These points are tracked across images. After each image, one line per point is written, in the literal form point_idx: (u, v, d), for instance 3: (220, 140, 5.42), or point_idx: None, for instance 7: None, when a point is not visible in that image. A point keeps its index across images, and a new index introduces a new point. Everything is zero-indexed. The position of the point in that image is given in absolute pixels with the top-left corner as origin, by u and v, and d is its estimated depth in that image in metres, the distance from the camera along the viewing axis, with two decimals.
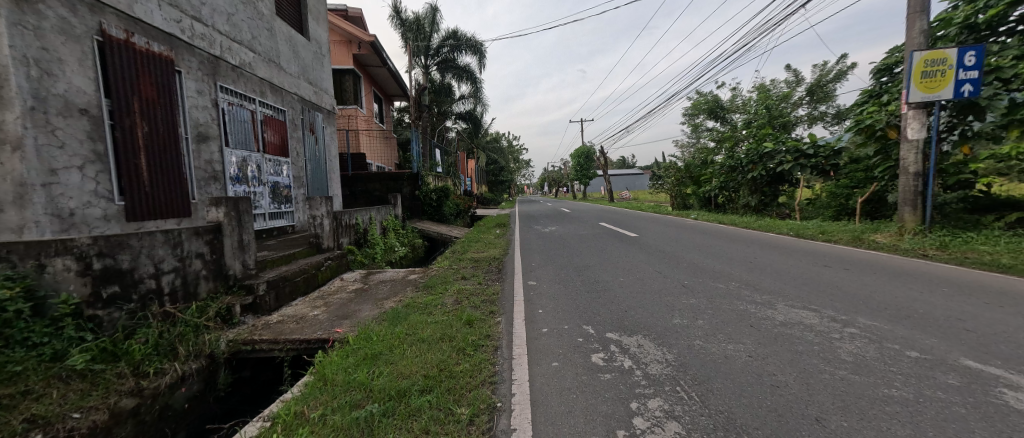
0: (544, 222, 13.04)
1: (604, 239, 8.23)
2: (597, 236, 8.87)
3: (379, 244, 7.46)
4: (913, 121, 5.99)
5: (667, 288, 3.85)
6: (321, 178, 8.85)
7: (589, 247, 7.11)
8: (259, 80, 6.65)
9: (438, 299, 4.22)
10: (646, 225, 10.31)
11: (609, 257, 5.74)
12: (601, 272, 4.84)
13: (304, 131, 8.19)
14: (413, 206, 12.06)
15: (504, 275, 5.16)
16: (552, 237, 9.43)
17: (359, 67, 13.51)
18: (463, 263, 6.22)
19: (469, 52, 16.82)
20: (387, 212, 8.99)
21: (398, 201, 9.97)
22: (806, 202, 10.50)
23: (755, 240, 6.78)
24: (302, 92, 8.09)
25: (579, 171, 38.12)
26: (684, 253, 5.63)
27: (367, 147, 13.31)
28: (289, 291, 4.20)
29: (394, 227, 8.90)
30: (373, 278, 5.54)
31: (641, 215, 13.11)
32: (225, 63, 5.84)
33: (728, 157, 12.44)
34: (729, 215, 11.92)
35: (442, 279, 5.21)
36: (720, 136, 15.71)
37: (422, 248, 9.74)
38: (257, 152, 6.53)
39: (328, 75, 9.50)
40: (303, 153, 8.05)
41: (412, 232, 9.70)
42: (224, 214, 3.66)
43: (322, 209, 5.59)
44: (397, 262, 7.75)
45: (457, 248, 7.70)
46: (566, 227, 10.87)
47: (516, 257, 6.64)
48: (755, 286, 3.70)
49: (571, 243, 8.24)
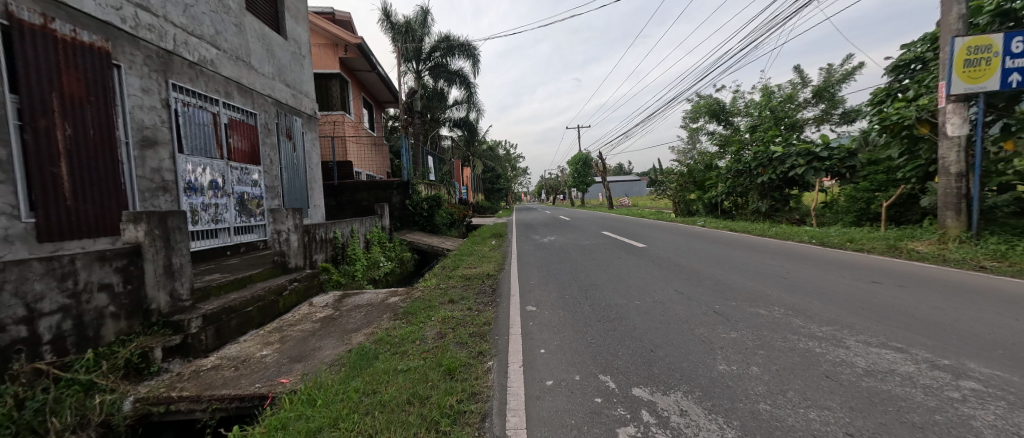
0: (543, 231, 12.32)
1: (609, 250, 7.54)
2: (600, 247, 8.18)
3: (361, 260, 6.72)
4: (953, 116, 5.37)
5: (695, 316, 3.15)
6: (299, 188, 8.13)
7: (593, 260, 6.40)
8: (224, 80, 5.98)
9: (418, 332, 3.47)
10: (652, 234, 9.62)
11: (618, 273, 5.05)
12: (611, 292, 4.14)
13: (280, 137, 7.50)
14: (403, 216, 11.36)
15: (498, 298, 4.43)
16: (552, 249, 8.74)
17: (346, 72, 12.90)
18: (453, 282, 5.48)
19: (462, 56, 16.29)
20: (372, 224, 8.26)
21: (385, 212, 9.25)
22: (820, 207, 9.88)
23: (778, 249, 6.10)
24: (277, 94, 7.42)
25: (579, 178, 37.37)
26: (702, 267, 4.95)
27: (355, 155, 12.64)
28: (236, 325, 3.46)
29: (380, 240, 8.16)
30: (348, 301, 4.79)
31: (645, 223, 12.41)
32: (180, 58, 5.17)
33: (735, 161, 11.85)
34: (738, 221, 11.25)
35: (426, 302, 4.46)
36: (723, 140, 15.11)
37: (412, 262, 8.99)
38: (220, 160, 5.81)
39: (309, 77, 8.86)
40: (278, 160, 7.34)
41: (400, 245, 8.96)
42: (147, 234, 2.90)
43: (289, 223, 4.85)
44: (381, 280, 7.01)
45: (448, 263, 6.98)
46: (566, 237, 10.17)
47: (513, 273, 5.92)
48: (805, 313, 3.01)
49: (573, 254, 7.52)
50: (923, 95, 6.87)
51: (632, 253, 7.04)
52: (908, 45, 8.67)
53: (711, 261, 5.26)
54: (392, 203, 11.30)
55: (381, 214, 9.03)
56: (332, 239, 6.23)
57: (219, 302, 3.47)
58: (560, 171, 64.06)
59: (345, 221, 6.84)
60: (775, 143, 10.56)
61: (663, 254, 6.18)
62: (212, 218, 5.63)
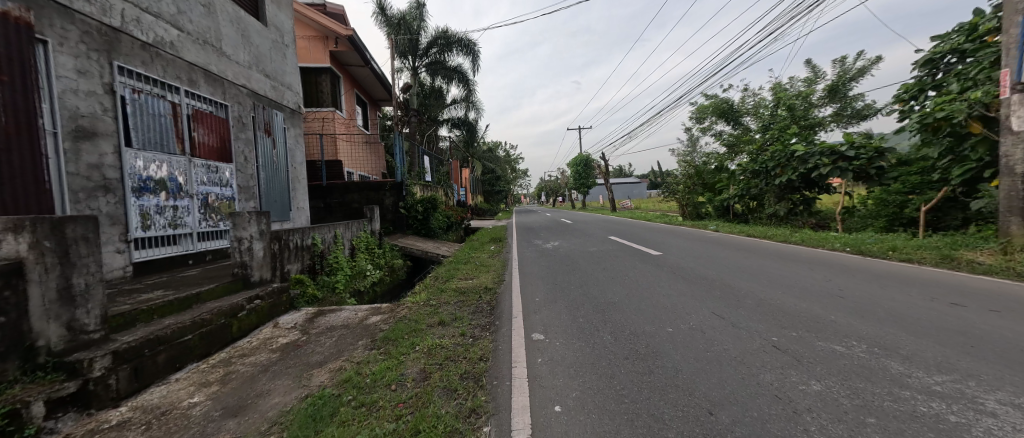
0: (545, 236, 11.60)
1: (620, 257, 6.83)
2: (610, 254, 7.49)
3: (344, 270, 6.00)
4: (1020, 108, 4.70)
5: (750, 352, 2.46)
6: (279, 189, 7.41)
7: (604, 270, 5.70)
8: (187, 66, 5.29)
9: (396, 369, 2.75)
10: (663, 239, 8.92)
11: (636, 288, 4.35)
12: (633, 314, 3.44)
13: (256, 132, 6.78)
14: (396, 219, 10.66)
15: (497, 319, 3.71)
16: (556, 255, 8.05)
17: (338, 67, 12.19)
18: (445, 297, 4.76)
19: (461, 52, 15.61)
20: (359, 228, 7.54)
21: (375, 215, 8.54)
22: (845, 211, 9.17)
23: (815, 259, 5.39)
24: (253, 85, 6.72)
25: (579, 180, 36.68)
26: (735, 282, 4.25)
27: (348, 155, 11.92)
28: (165, 361, 2.73)
29: (368, 247, 7.44)
30: (320, 322, 4.06)
31: (653, 227, 11.70)
32: (129, 38, 4.47)
33: (749, 161, 11.17)
34: (753, 226, 10.56)
35: (411, 325, 3.73)
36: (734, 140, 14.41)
37: (404, 270, 8.28)
38: (182, 156, 5.09)
39: (292, 69, 8.17)
40: (253, 158, 6.62)
41: (391, 251, 8.24)
42: (33, 246, 2.15)
43: (252, 230, 4.12)
44: (366, 291, 6.29)
45: (441, 272, 6.28)
46: (571, 242, 9.47)
47: (515, 285, 5.21)
48: (897, 353, 2.31)
49: (581, 263, 6.80)
50: (971, 89, 6.22)
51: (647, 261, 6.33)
52: (942, 37, 8.02)
53: (744, 274, 4.56)
54: (385, 205, 10.61)
55: (370, 217, 8.33)
56: (309, 246, 5.52)
57: (145, 331, 2.74)
58: (561, 173, 63.43)
59: (326, 226, 6.12)
60: (794, 143, 9.89)
61: (683, 264, 5.48)
62: (171, 222, 4.92)
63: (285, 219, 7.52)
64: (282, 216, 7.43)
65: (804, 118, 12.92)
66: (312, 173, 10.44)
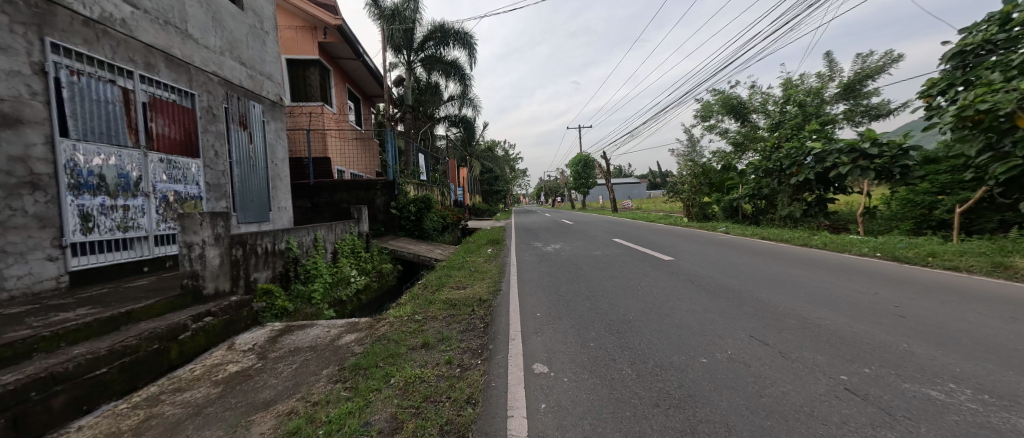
0: (546, 238, 11.02)
1: (628, 262, 6.27)
2: (616, 257, 6.91)
3: (324, 277, 5.39)
4: None
5: (818, 399, 1.88)
6: (256, 187, 6.79)
7: (612, 277, 5.13)
8: (144, 48, 4.68)
9: (363, 414, 2.15)
10: (672, 242, 8.35)
11: (652, 300, 3.78)
12: (655, 336, 2.85)
13: (229, 124, 6.17)
14: (388, 220, 10.07)
15: (491, 341, 3.13)
16: (558, 259, 7.48)
17: (328, 60, 11.54)
18: (432, 311, 4.16)
19: (457, 45, 15.03)
20: (344, 230, 6.96)
21: (363, 216, 7.94)
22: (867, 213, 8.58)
23: (849, 267, 4.81)
24: (225, 73, 6.11)
25: (579, 180, 36.13)
26: (767, 295, 3.68)
27: (338, 152, 11.28)
28: (64, 405, 2.12)
29: (352, 251, 6.85)
30: (284, 342, 3.46)
31: (659, 229, 11.12)
32: (68, 11, 3.86)
33: (761, 160, 10.61)
34: (764, 228, 10.01)
35: (389, 349, 3.13)
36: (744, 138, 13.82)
37: (394, 275, 7.71)
38: (133, 149, 4.48)
39: (273, 58, 7.56)
40: (224, 153, 6.01)
41: (379, 255, 7.65)
42: None
43: (206, 234, 3.51)
44: (349, 300, 5.68)
45: (431, 279, 5.70)
46: (574, 244, 8.90)
47: (512, 295, 4.63)
48: (1019, 405, 1.74)
49: (586, 268, 6.24)
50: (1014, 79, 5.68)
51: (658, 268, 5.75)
52: (970, 27, 7.48)
53: (774, 286, 3.99)
54: (376, 205, 10.02)
55: (357, 218, 7.74)
56: (282, 251, 4.91)
57: (37, 367, 2.13)
58: (561, 173, 62.83)
59: (304, 229, 5.52)
60: (809, 140, 9.34)
61: (701, 272, 4.91)
62: (120, 223, 4.31)
63: (263, 220, 6.92)
64: (259, 216, 6.83)
65: (816, 115, 12.37)
66: (299, 171, 9.85)
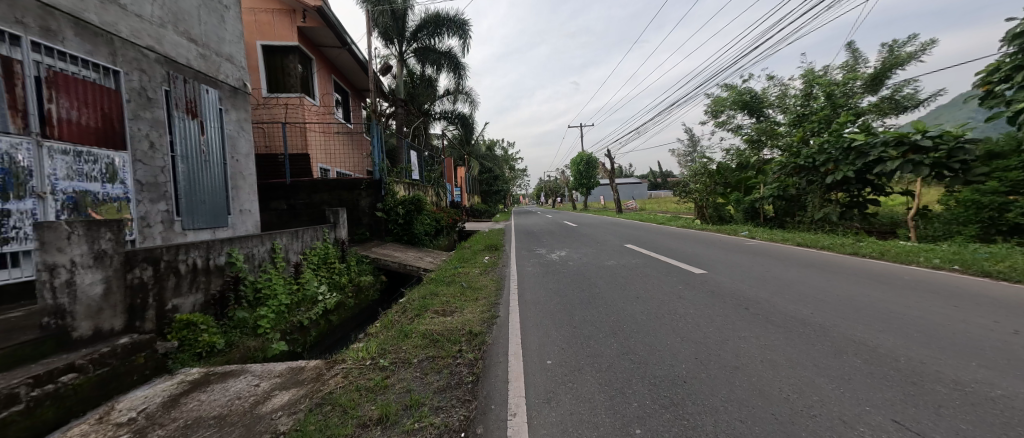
0: (549, 242, 9.98)
1: (651, 275, 5.21)
2: (634, 268, 5.88)
3: (282, 297, 4.38)
4: None
5: None
6: (209, 187, 5.74)
7: (637, 297, 4.11)
8: (38, 6, 3.63)
9: None
10: (695, 249, 7.30)
11: (705, 341, 2.74)
12: (737, 417, 1.82)
13: (171, 111, 5.13)
14: (373, 223, 9.05)
15: (479, 415, 2.08)
16: (564, 269, 6.45)
17: (310, 48, 10.48)
18: (405, 351, 3.10)
19: (452, 33, 14.03)
20: (315, 238, 5.95)
21: (341, 219, 6.91)
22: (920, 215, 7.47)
23: (940, 287, 3.76)
24: (165, 48, 5.07)
25: (581, 180, 35.11)
26: (865, 334, 2.64)
27: (320, 149, 10.18)
28: None
29: (323, 262, 5.83)
30: (185, 408, 2.39)
31: (674, 233, 10.09)
32: None
33: (788, 156, 9.57)
34: (792, 232, 8.99)
35: (327, 426, 2.08)
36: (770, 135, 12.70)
37: (376, 288, 6.70)
38: (18, 135, 3.43)
39: (234, 37, 6.52)
40: (163, 144, 4.97)
41: (358, 266, 6.60)
42: None
43: (80, 250, 2.48)
44: (315, 324, 4.66)
45: (412, 298, 4.68)
46: (581, 251, 7.89)
47: (512, 324, 3.58)
48: None
49: (601, 280, 5.19)
50: None
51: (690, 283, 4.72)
52: None
53: (865, 317, 2.95)
54: (360, 206, 9.00)
55: (333, 222, 6.73)
56: (219, 268, 3.88)
57: None
58: (562, 173, 61.80)
59: (256, 238, 4.50)
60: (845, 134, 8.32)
61: (751, 293, 3.87)
62: None
63: (218, 225, 5.87)
64: (213, 221, 5.79)
65: (843, 107, 11.34)
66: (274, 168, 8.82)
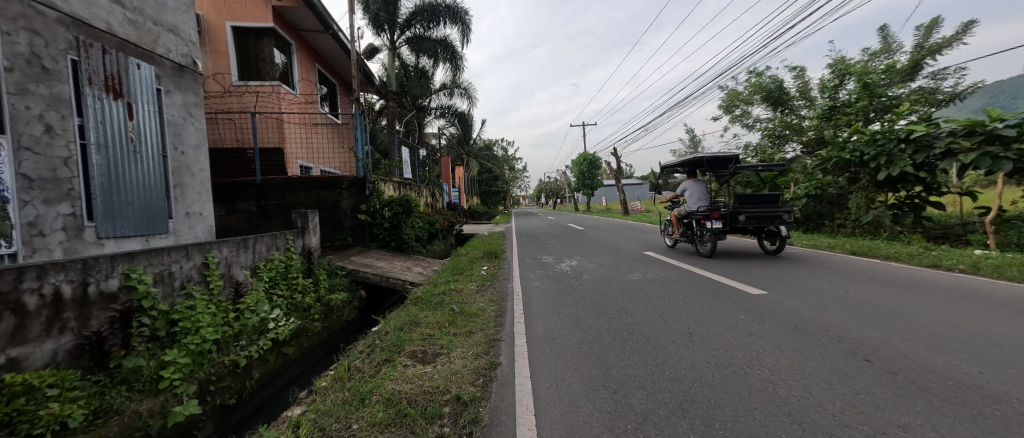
0: (557, 249, 8.87)
1: (693, 293, 4.10)
2: (665, 282, 4.76)
3: (209, 330, 3.26)
4: None
5: None
6: (139, 184, 4.62)
7: (688, 331, 2.99)
8: None
9: None
10: (730, 259, 6.18)
11: (843, 432, 1.65)
12: None
13: (81, 87, 4.03)
14: (355, 228, 7.95)
15: None
16: (578, 282, 5.32)
17: (289, 31, 9.35)
18: (356, 434, 1.96)
19: (449, 21, 12.93)
20: (273, 248, 4.84)
21: (313, 223, 5.81)
22: (998, 218, 6.34)
23: None
24: (72, 6, 3.96)
25: (584, 180, 34.01)
26: None
27: (299, 143, 9.02)
28: None
29: (281, 278, 4.73)
30: None
31: None
32: None
33: (827, 152, 8.47)
34: (833, 237, 7.91)
35: None
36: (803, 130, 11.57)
37: (353, 306, 5.59)
38: None
39: (180, 4, 5.40)
40: (66, 129, 3.86)
41: (331, 280, 5.49)
42: None
43: None
44: (261, 362, 3.55)
45: (388, 329, 3.58)
46: (596, 260, 6.78)
47: (520, 378, 2.46)
48: None
49: (629, 299, 4.09)
50: None
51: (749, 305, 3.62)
52: None
53: None
54: (340, 208, 7.91)
55: (302, 227, 5.62)
56: (106, 296, 2.76)
57: None
58: (563, 174, 60.85)
59: (175, 251, 3.38)
60: (899, 125, 7.22)
61: (851, 329, 2.77)
62: None
63: (154, 232, 4.75)
64: (146, 227, 4.66)
65: (879, 99, 10.26)
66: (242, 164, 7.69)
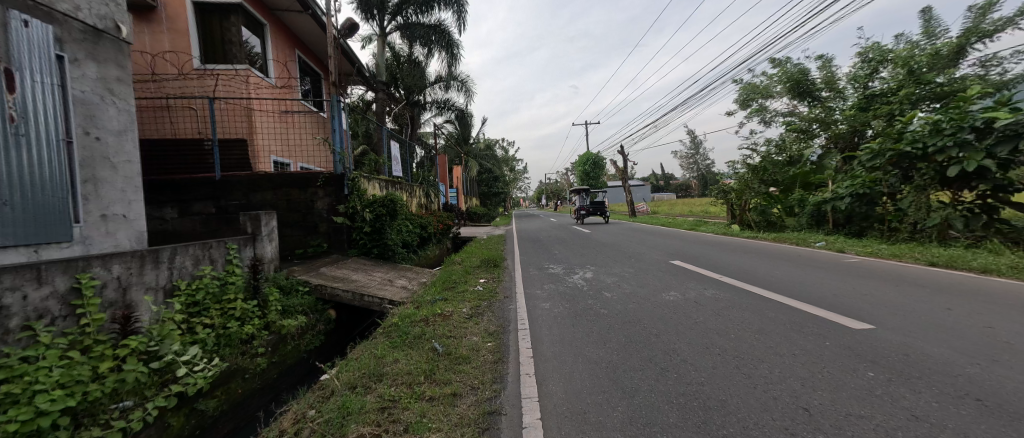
0: (566, 255, 7.78)
1: (763, 324, 2.99)
2: (715, 304, 3.66)
3: (58, 392, 2.12)
4: None
5: None
6: (27, 178, 3.51)
7: (796, 404, 1.89)
8: None
9: None
10: (779, 270, 5.08)
11: None
12: None
13: None
14: (332, 232, 6.85)
15: None
16: (597, 300, 4.20)
17: (263, 11, 8.23)
18: None
19: (444, 6, 11.83)
20: (201, 262, 3.70)
21: (269, 228, 4.70)
22: None
23: None
24: None
25: (587, 180, 32.94)
26: None
27: (274, 135, 7.75)
28: None
29: (212, 301, 3.59)
30: None
31: (724, 244, 7.90)
32: None
33: (879, 144, 7.36)
34: (886, 243, 6.84)
35: None
36: (836, 122, 10.51)
37: (315, 333, 4.44)
38: None
39: None
40: None
41: (287, 300, 4.35)
42: None
43: None
44: (156, 431, 2.41)
45: (337, 383, 2.46)
46: (615, 271, 5.66)
47: None
48: None
49: (675, 332, 3.00)
50: None
51: (853, 344, 2.53)
52: None
53: None
54: (315, 209, 6.84)
55: (252, 233, 4.50)
56: None
57: None
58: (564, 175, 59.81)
59: (12, 273, 2.24)
60: (972, 111, 6.15)
61: None
62: None
63: (49, 240, 3.64)
64: (37, 234, 3.55)
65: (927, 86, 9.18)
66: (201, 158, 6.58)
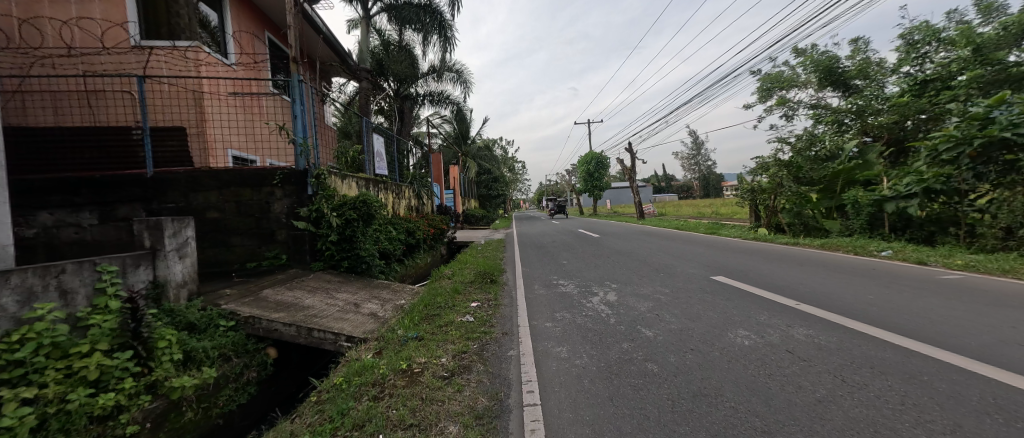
0: (580, 266, 6.50)
1: (949, 415, 1.70)
2: (824, 360, 2.37)
3: None
4: None
5: None
6: None
7: None
8: None
9: None
10: (872, 293, 3.78)
11: None
12: None
13: None
14: (290, 241, 5.58)
15: None
16: (634, 343, 2.93)
17: None
18: None
19: None
20: (38, 299, 2.49)
21: (179, 240, 3.44)
22: None
23: None
24: None
25: (590, 181, 31.71)
26: None
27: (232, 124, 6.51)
28: None
29: (49, 359, 2.33)
30: None
31: (769, 252, 6.61)
32: None
33: (958, 131, 6.06)
34: (975, 253, 5.57)
35: None
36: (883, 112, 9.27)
37: (239, 385, 3.16)
38: None
39: None
40: None
41: (196, 341, 3.08)
42: None
43: None
44: None
45: None
46: (645, 292, 4.38)
47: None
48: None
49: (796, 427, 1.71)
50: None
51: None
52: None
53: None
54: (270, 213, 5.60)
55: (150, 248, 3.23)
56: None
57: None
58: (567, 176, 58.65)
59: None
60: None
61: None
62: None
63: None
64: None
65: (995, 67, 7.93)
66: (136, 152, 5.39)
